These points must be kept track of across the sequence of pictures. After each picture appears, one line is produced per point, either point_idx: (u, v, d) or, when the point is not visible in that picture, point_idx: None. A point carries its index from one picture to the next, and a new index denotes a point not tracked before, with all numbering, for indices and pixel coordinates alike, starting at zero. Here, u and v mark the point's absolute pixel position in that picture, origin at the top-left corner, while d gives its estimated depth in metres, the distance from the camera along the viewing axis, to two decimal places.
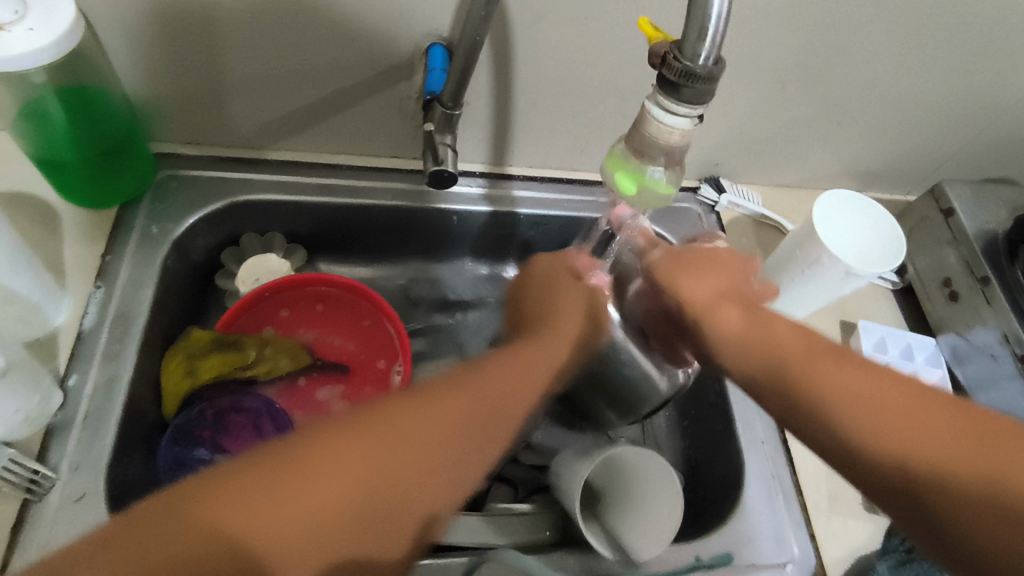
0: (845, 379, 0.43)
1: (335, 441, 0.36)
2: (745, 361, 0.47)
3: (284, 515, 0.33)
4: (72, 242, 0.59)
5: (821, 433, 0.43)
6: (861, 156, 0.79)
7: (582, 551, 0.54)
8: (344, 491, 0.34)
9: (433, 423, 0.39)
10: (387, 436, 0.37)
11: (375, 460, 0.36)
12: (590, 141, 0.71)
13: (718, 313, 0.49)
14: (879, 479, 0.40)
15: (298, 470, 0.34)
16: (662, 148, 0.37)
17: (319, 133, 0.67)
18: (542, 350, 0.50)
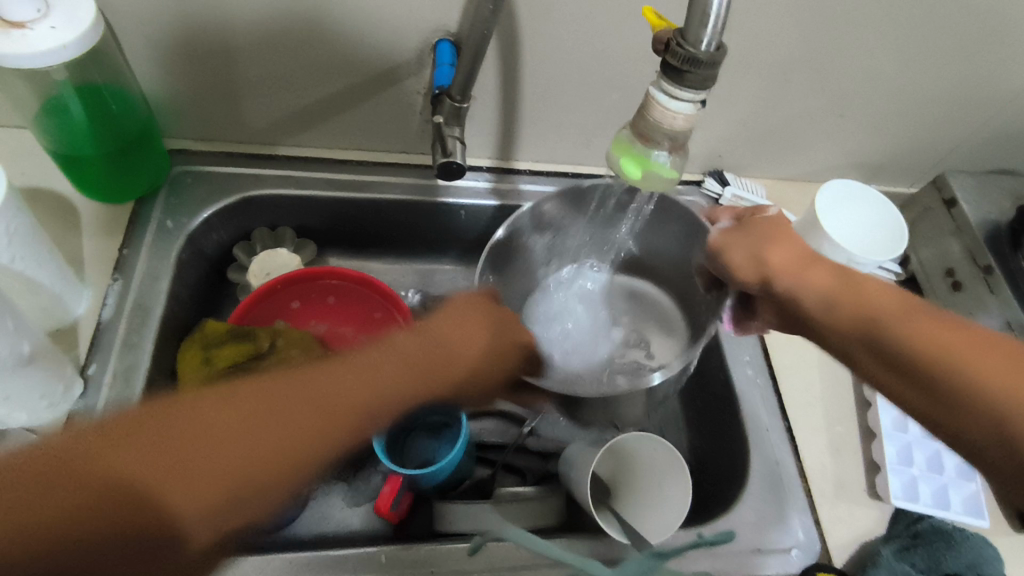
0: (937, 334, 0.42)
1: (216, 419, 0.41)
2: (835, 320, 0.47)
3: (161, 486, 0.38)
4: (90, 236, 0.61)
5: (917, 394, 0.42)
6: (864, 148, 0.80)
7: (591, 536, 0.55)
8: (212, 459, 0.40)
9: (304, 404, 0.44)
10: (261, 426, 0.42)
11: (250, 446, 0.41)
12: (596, 134, 0.72)
13: (809, 274, 0.49)
14: (983, 439, 0.39)
15: (180, 446, 0.40)
16: (666, 133, 0.38)
17: (330, 129, 0.68)
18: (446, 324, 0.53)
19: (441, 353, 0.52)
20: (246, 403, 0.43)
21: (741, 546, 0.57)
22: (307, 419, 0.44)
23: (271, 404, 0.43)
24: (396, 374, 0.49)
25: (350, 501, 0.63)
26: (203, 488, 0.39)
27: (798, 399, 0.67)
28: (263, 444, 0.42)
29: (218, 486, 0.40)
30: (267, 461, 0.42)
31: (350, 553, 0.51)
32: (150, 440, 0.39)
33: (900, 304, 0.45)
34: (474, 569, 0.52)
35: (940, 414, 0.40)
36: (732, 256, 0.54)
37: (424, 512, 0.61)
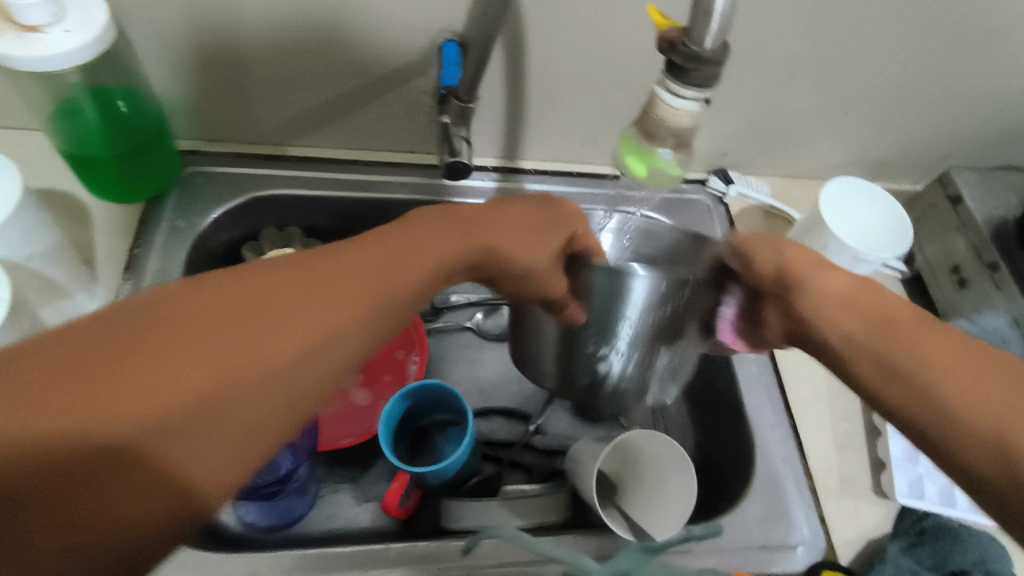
0: (947, 359, 0.39)
1: (194, 309, 0.33)
2: (844, 320, 0.44)
3: (127, 388, 0.29)
4: (102, 236, 0.62)
5: (909, 401, 0.39)
6: (869, 146, 0.80)
7: (597, 532, 0.55)
8: (173, 362, 0.30)
9: (285, 290, 0.35)
10: (234, 318, 0.33)
11: (246, 336, 0.33)
12: (602, 133, 0.73)
13: (826, 274, 0.46)
14: (978, 453, 0.36)
15: (150, 336, 0.31)
16: (671, 131, 0.39)
17: (337, 129, 0.69)
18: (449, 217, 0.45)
19: (473, 238, 0.44)
20: (209, 298, 0.34)
21: (747, 542, 0.57)
22: (295, 307, 0.35)
23: (265, 288, 0.35)
24: (422, 254, 0.41)
25: (358, 498, 0.63)
26: (191, 386, 0.30)
27: (805, 397, 0.67)
28: (260, 332, 0.33)
29: (208, 382, 0.31)
30: (269, 353, 0.33)
31: (357, 549, 0.52)
32: (81, 352, 0.30)
33: (914, 313, 0.43)
34: (481, 564, 0.52)
35: (932, 425, 0.38)
36: (758, 253, 0.48)
37: (431, 509, 0.62)
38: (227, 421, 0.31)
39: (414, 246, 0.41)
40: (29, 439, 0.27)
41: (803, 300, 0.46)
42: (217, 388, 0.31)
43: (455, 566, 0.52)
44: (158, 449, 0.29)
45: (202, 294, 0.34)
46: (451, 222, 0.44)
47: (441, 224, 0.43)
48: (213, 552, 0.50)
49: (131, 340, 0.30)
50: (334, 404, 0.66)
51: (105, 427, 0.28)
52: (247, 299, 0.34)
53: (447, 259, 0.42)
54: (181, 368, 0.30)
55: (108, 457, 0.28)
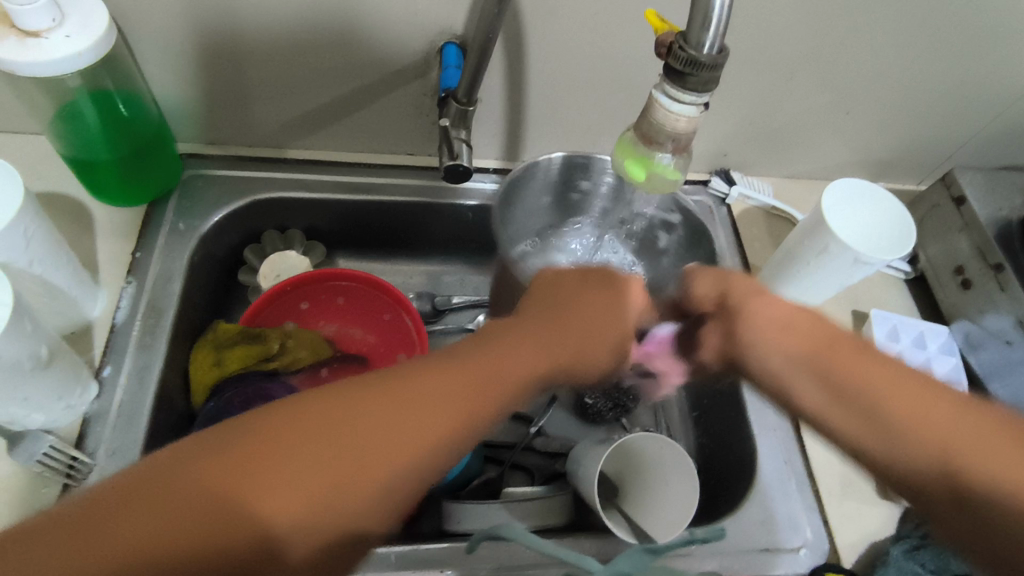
0: (891, 381, 0.43)
1: (323, 418, 0.37)
2: (787, 345, 0.47)
3: (269, 492, 0.34)
4: (105, 239, 0.62)
5: (862, 430, 0.42)
6: (871, 145, 0.80)
7: (598, 534, 0.55)
8: (311, 484, 0.35)
9: (408, 413, 0.39)
10: (360, 442, 0.37)
11: (361, 451, 0.37)
12: (602, 135, 0.73)
13: (762, 302, 0.49)
14: (930, 481, 0.39)
15: (288, 445, 0.36)
16: (669, 134, 0.38)
17: (338, 132, 0.69)
18: (559, 323, 0.46)
19: (568, 339, 0.46)
20: (348, 417, 0.38)
21: (749, 545, 0.57)
22: (414, 433, 0.38)
23: (382, 403, 0.39)
24: (518, 357, 0.43)
25: None
26: (315, 493, 0.35)
27: None
28: (376, 445, 0.37)
29: (313, 506, 0.35)
30: (374, 469, 0.37)
31: (359, 552, 0.52)
32: (244, 466, 0.34)
33: (849, 339, 0.46)
34: (483, 567, 0.52)
35: (882, 448, 0.41)
36: (699, 283, 0.53)
37: (433, 511, 0.62)
38: (334, 521, 0.36)
39: (517, 360, 0.43)
40: (191, 541, 0.32)
41: (744, 328, 0.49)
42: (331, 489, 0.36)
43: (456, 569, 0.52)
44: (284, 550, 0.34)
45: (345, 413, 0.38)
46: (542, 325, 0.46)
47: (535, 327, 0.46)
48: None
49: (271, 452, 0.35)
50: None
51: (247, 530, 0.33)
52: (372, 414, 0.38)
53: (524, 378, 0.43)
54: (307, 476, 0.35)
55: (246, 554, 0.33)
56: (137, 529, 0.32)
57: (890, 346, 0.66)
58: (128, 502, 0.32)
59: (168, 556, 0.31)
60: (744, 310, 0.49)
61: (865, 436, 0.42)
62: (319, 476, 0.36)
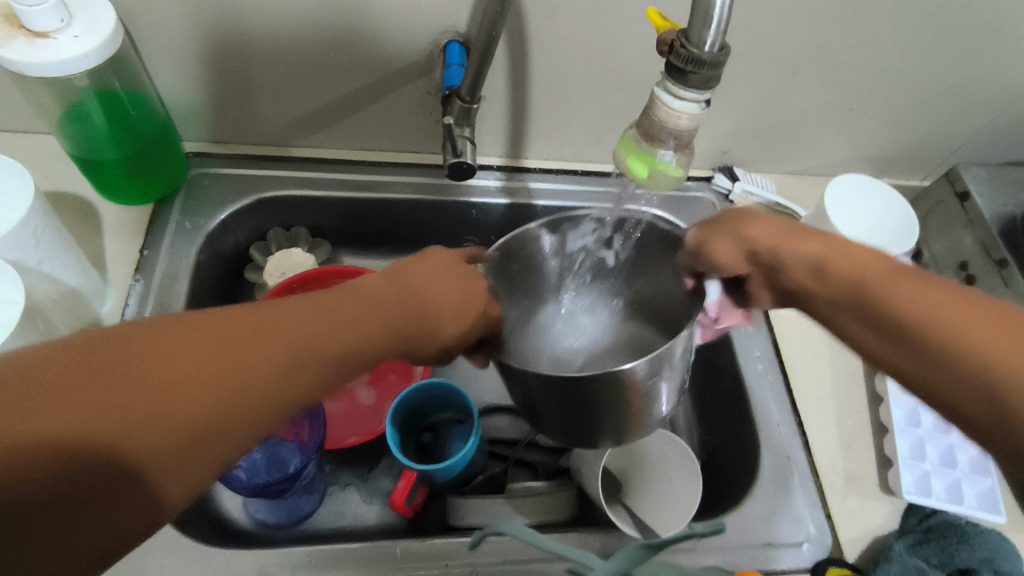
0: (929, 299, 0.39)
1: (204, 337, 0.35)
2: (821, 286, 0.44)
3: (120, 401, 0.31)
4: (113, 237, 0.63)
5: (904, 357, 0.39)
6: (875, 141, 0.80)
7: (602, 528, 0.56)
8: (82, 404, 0.30)
9: (224, 337, 0.36)
10: (219, 361, 0.34)
11: (225, 381, 0.34)
12: (605, 132, 0.73)
13: (794, 243, 0.46)
14: (971, 404, 0.36)
15: (100, 370, 0.31)
16: (671, 132, 0.39)
17: (342, 130, 0.69)
18: (422, 285, 0.46)
19: (418, 306, 0.45)
20: (161, 339, 0.34)
21: (752, 540, 0.57)
22: (233, 360, 0.35)
23: (258, 328, 0.37)
24: (358, 319, 0.41)
25: (365, 496, 0.64)
26: (190, 416, 0.33)
27: (810, 394, 0.67)
28: (278, 362, 0.36)
29: (189, 414, 0.33)
30: (259, 391, 0.35)
31: (365, 546, 0.52)
32: (42, 374, 0.30)
33: (885, 264, 0.43)
34: (488, 560, 0.52)
35: (920, 371, 0.39)
36: (717, 242, 0.49)
37: (437, 506, 0.62)
38: (232, 438, 0.35)
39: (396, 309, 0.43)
40: (40, 448, 0.29)
41: (785, 276, 0.47)
42: (178, 430, 0.32)
43: (462, 563, 0.52)
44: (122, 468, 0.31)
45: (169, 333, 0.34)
46: (413, 288, 0.45)
47: (411, 286, 0.46)
48: (222, 548, 0.51)
49: (216, 361, 0.34)
50: (340, 402, 0.67)
51: (131, 434, 0.31)
52: (220, 344, 0.35)
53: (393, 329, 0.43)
54: (136, 399, 0.31)
55: (151, 449, 0.31)
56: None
57: None
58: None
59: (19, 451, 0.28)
60: (779, 257, 0.47)
61: (903, 358, 0.40)
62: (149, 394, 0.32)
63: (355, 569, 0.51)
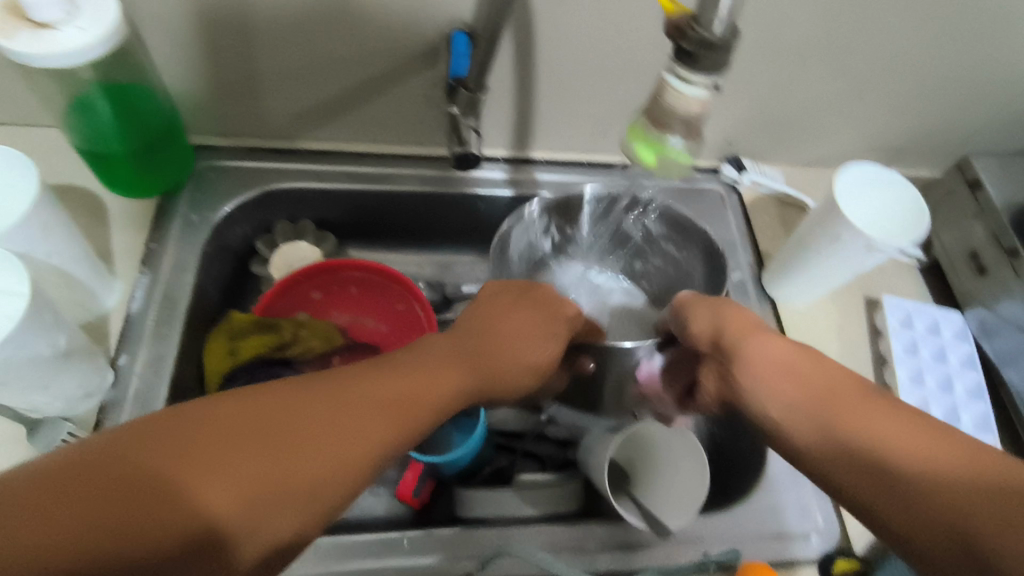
0: (880, 427, 0.41)
1: (291, 400, 0.38)
2: (781, 397, 0.45)
3: (255, 458, 0.35)
4: (119, 230, 0.63)
5: (861, 480, 0.40)
6: (885, 131, 0.79)
7: (610, 520, 0.56)
8: (230, 461, 0.34)
9: (337, 395, 0.39)
10: (334, 417, 0.38)
11: (306, 442, 0.36)
12: (611, 123, 0.72)
13: (760, 345, 0.48)
14: (929, 540, 0.36)
15: (212, 430, 0.35)
16: (681, 117, 0.38)
17: (347, 124, 0.69)
18: (494, 334, 0.49)
19: (487, 371, 0.47)
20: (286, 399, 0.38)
21: (762, 532, 0.57)
22: (345, 414, 0.38)
23: (361, 383, 0.40)
24: (444, 371, 0.44)
25: (372, 487, 0.64)
26: (305, 469, 0.36)
27: None
28: (350, 429, 0.38)
29: (311, 469, 0.36)
30: (332, 456, 0.37)
31: (374, 538, 0.52)
32: (194, 435, 0.35)
33: (847, 380, 0.45)
34: (498, 551, 0.52)
35: (875, 499, 0.39)
36: (695, 320, 0.53)
37: (444, 498, 0.62)
38: (306, 505, 0.36)
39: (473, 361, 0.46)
40: (148, 501, 0.31)
41: (741, 377, 0.48)
42: (266, 492, 0.34)
43: (471, 555, 0.52)
44: (254, 527, 0.34)
45: (291, 393, 0.38)
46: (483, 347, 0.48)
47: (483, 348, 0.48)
48: None
49: (326, 415, 0.38)
50: None
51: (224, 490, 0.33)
52: (295, 406, 0.38)
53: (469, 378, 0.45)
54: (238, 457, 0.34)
55: (232, 506, 0.33)
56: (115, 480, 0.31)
57: (903, 333, 0.67)
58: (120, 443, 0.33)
59: (177, 509, 0.32)
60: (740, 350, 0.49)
61: (857, 483, 0.40)
62: (280, 450, 0.36)
63: (363, 560, 0.51)
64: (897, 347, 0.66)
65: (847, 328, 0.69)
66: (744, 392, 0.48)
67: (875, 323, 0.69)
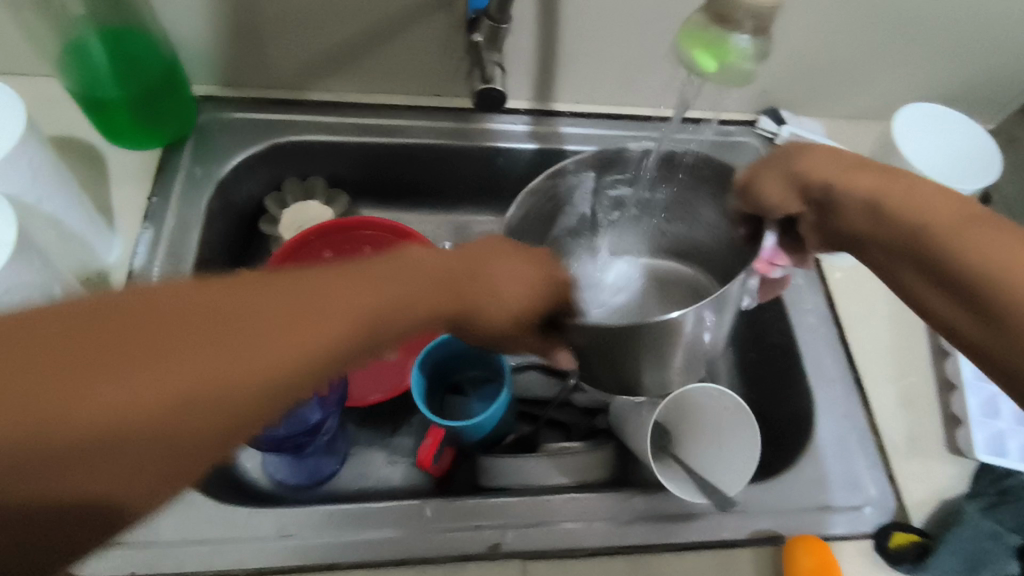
0: (992, 247, 0.36)
1: (179, 320, 0.28)
2: (877, 231, 0.43)
3: (127, 390, 0.26)
4: (118, 184, 0.59)
5: (964, 312, 0.37)
6: (938, 79, 0.72)
7: (645, 489, 0.51)
8: (82, 392, 0.25)
9: (248, 319, 0.30)
10: (240, 346, 0.29)
11: (202, 375, 0.28)
12: (641, 71, 0.67)
13: (850, 179, 0.44)
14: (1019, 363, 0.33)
15: (9, 379, 0.24)
16: (750, 10, 0.36)
17: (357, 72, 0.65)
18: (471, 258, 0.40)
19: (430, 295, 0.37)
20: (173, 317, 0.28)
21: (807, 503, 0.52)
22: (254, 344, 0.29)
23: (281, 307, 0.31)
24: (398, 298, 0.35)
25: (388, 457, 0.60)
26: (195, 404, 0.28)
27: (868, 348, 0.61)
28: (225, 364, 0.29)
29: (199, 408, 0.28)
30: (202, 396, 0.28)
31: (392, 505, 0.49)
32: (32, 357, 0.25)
33: (958, 209, 0.39)
34: (523, 523, 0.49)
35: (973, 325, 0.36)
36: (766, 178, 0.47)
37: (466, 467, 0.59)
38: (163, 472, 0.28)
39: (432, 286, 0.37)
40: None
41: (838, 216, 0.45)
42: (111, 443, 0.26)
43: (495, 525, 0.49)
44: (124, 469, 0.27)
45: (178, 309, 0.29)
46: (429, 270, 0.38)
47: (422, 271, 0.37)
48: (239, 506, 0.48)
49: (225, 341, 0.29)
50: None
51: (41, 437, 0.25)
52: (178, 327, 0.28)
53: (427, 306, 0.37)
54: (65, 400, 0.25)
55: (65, 464, 0.25)
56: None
57: None
58: None
59: (14, 452, 0.24)
60: (834, 194, 0.45)
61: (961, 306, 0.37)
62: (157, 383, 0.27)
63: (381, 529, 0.48)
64: None
65: None
66: (849, 234, 0.45)
67: None
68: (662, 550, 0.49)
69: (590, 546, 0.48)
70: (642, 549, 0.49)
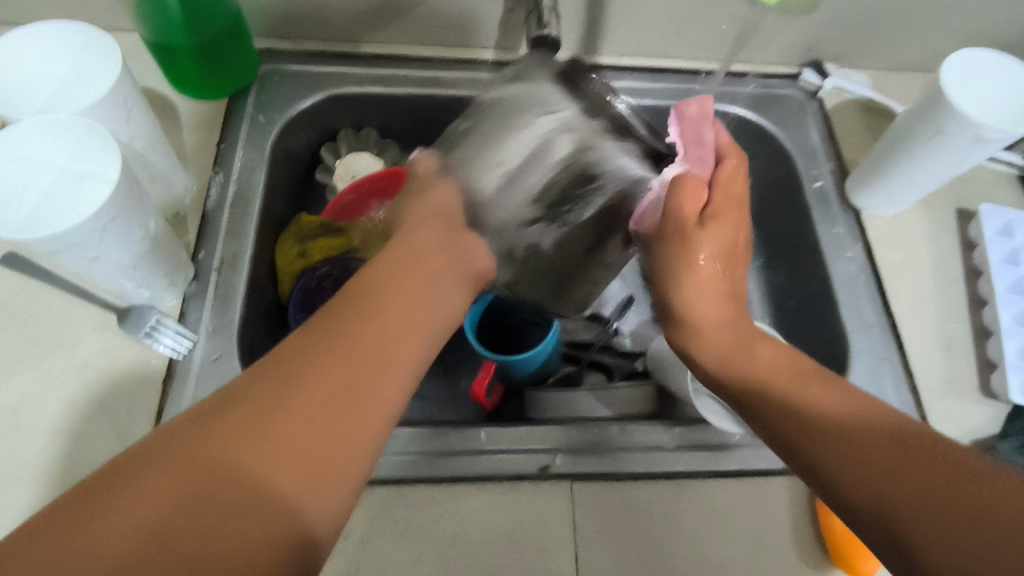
0: (846, 414, 0.38)
1: (278, 361, 0.36)
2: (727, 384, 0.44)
3: (268, 408, 0.33)
4: (190, 130, 0.63)
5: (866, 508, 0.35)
6: (991, 30, 0.71)
7: (685, 420, 0.54)
8: (238, 427, 0.32)
9: (325, 334, 0.37)
10: (323, 348, 0.36)
11: (316, 373, 0.35)
12: (688, 21, 0.68)
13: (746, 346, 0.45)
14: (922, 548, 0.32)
15: (189, 442, 0.31)
16: None
17: (410, 24, 0.67)
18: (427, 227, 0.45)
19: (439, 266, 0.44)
20: (273, 362, 0.36)
21: None
22: (337, 345, 0.37)
23: (347, 314, 0.39)
24: (418, 276, 0.43)
25: (438, 392, 0.64)
26: (322, 391, 0.35)
27: (905, 294, 0.62)
28: (325, 363, 0.36)
29: (326, 394, 0.35)
30: (313, 389, 0.34)
31: (450, 428, 0.52)
32: (195, 428, 0.32)
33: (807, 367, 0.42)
34: (575, 448, 0.52)
35: (868, 506, 0.35)
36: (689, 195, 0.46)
37: (513, 402, 0.62)
38: (328, 452, 0.33)
39: (436, 266, 0.44)
40: (164, 514, 0.28)
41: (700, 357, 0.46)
42: (277, 434, 0.32)
43: (545, 448, 0.52)
44: (291, 467, 0.32)
45: (274, 357, 0.36)
46: (408, 251, 0.44)
47: (402, 258, 0.43)
48: None
49: (316, 347, 0.36)
50: None
51: (180, 485, 0.29)
52: (280, 363, 0.35)
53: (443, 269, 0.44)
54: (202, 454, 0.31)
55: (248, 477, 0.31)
56: (68, 557, 0.26)
57: (1001, 242, 0.62)
58: (100, 495, 0.28)
59: (207, 481, 0.30)
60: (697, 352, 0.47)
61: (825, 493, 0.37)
62: (283, 396, 0.34)
63: (439, 450, 0.51)
64: (995, 255, 0.62)
65: (937, 239, 0.66)
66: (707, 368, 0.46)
67: (969, 234, 0.65)
68: (702, 476, 0.52)
69: (634, 470, 0.52)
70: (684, 476, 0.52)
